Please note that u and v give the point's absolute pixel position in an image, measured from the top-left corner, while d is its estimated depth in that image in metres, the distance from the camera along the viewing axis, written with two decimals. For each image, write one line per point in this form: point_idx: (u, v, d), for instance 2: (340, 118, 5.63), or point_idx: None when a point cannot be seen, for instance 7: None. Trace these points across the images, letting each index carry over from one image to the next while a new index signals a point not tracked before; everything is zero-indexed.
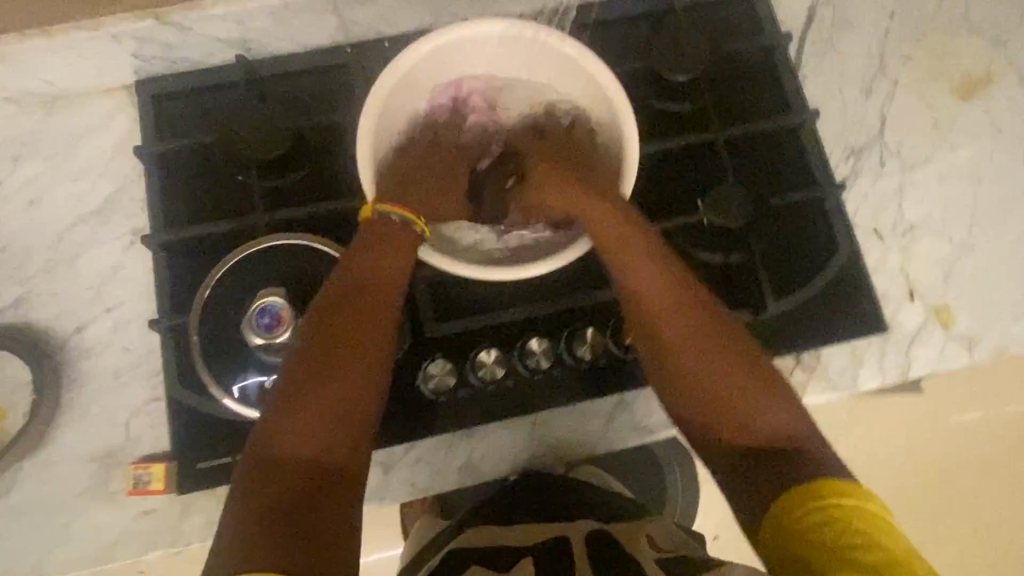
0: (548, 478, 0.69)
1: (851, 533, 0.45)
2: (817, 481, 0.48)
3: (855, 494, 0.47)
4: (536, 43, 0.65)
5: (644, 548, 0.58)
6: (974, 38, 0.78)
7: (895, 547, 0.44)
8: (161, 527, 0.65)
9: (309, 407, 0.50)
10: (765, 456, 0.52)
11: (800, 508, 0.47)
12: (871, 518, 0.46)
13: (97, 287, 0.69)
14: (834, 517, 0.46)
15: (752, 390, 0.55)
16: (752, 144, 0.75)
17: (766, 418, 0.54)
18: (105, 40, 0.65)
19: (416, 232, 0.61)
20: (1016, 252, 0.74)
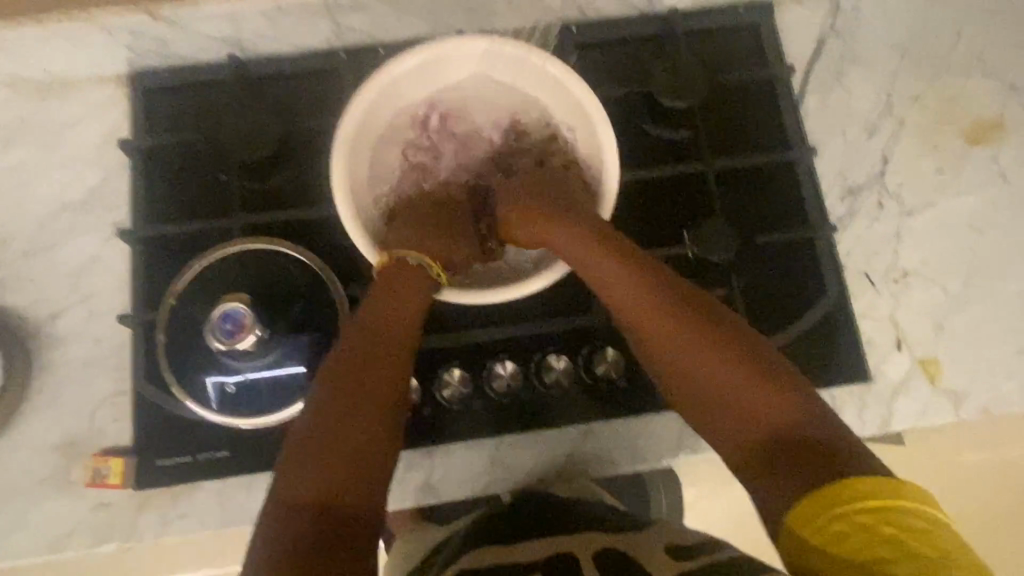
0: (542, 494, 0.65)
1: (878, 542, 0.41)
2: (838, 482, 0.43)
3: (883, 493, 0.41)
4: (520, 59, 0.63)
5: (657, 548, 0.52)
6: (987, 82, 0.75)
7: (928, 549, 0.40)
8: (115, 523, 0.64)
9: (322, 448, 0.48)
10: (788, 465, 0.45)
11: (821, 515, 0.42)
12: (901, 520, 0.41)
13: (75, 276, 0.69)
14: (858, 525, 0.41)
15: (743, 388, 0.49)
16: (742, 178, 0.74)
17: (777, 416, 0.47)
18: (98, 31, 0.65)
19: (434, 274, 0.60)
20: (1013, 307, 0.71)
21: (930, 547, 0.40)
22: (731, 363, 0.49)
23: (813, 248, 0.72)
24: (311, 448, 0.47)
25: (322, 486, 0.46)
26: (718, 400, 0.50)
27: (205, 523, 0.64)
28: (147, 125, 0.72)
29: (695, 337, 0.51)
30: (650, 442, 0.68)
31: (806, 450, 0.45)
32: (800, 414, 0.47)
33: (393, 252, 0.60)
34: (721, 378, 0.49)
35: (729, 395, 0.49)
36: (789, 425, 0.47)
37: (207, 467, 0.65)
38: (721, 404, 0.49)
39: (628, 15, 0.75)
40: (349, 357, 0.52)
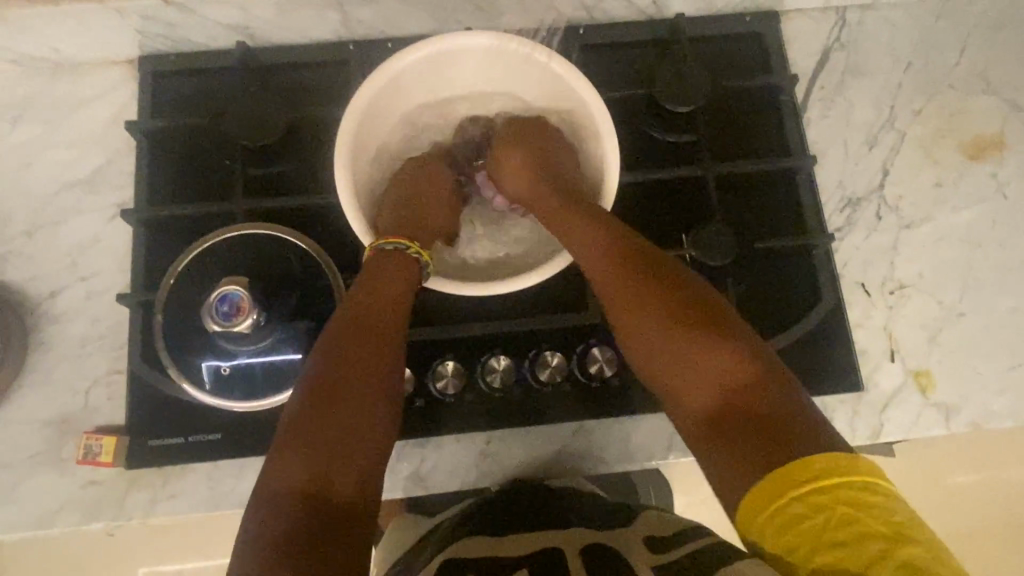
0: (530, 488, 0.65)
1: (835, 523, 0.40)
2: (788, 462, 0.43)
3: (830, 472, 0.41)
4: (525, 57, 0.63)
5: (640, 542, 0.53)
6: (989, 99, 0.76)
7: (883, 525, 0.39)
8: (105, 501, 0.64)
9: (308, 419, 0.48)
10: (758, 426, 0.46)
11: (773, 502, 0.42)
12: (853, 499, 0.40)
13: (76, 254, 0.70)
14: (813, 507, 0.41)
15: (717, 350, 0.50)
16: (742, 185, 0.74)
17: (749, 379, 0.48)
18: (109, 13, 0.66)
19: (416, 261, 0.61)
20: (1006, 323, 0.71)
21: (886, 524, 0.39)
22: (710, 338, 0.50)
23: (810, 256, 0.72)
24: (304, 417, 0.49)
25: (304, 456, 0.47)
26: (690, 361, 0.51)
27: (194, 505, 0.65)
28: (153, 109, 0.72)
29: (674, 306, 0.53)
30: (640, 442, 0.68)
31: (774, 411, 0.46)
32: (779, 386, 0.48)
33: (376, 242, 0.61)
34: (698, 354, 0.50)
35: (703, 357, 0.50)
36: (758, 400, 0.47)
37: (198, 450, 0.65)
38: (693, 365, 0.50)
39: (635, 19, 0.75)
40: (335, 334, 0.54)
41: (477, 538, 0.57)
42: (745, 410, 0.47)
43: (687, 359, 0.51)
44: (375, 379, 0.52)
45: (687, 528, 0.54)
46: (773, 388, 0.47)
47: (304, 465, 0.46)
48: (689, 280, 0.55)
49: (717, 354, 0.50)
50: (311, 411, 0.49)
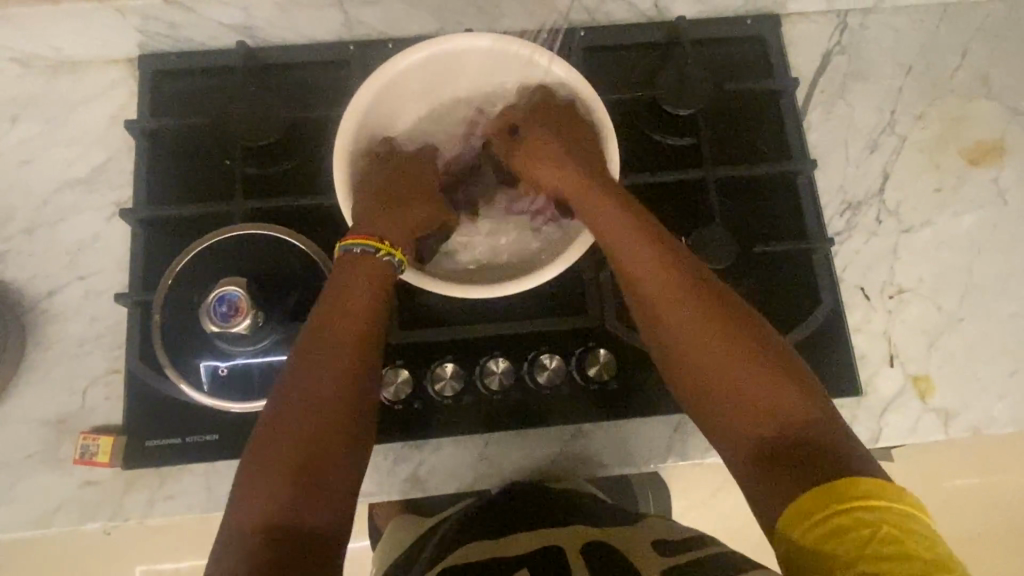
0: (530, 491, 0.65)
1: (880, 540, 0.40)
2: (838, 478, 0.43)
3: (881, 493, 0.42)
4: (524, 60, 0.63)
5: (645, 544, 0.53)
6: (990, 104, 0.76)
7: (928, 549, 0.40)
8: (102, 501, 0.64)
9: (282, 439, 0.48)
10: (789, 451, 0.46)
11: (822, 510, 0.42)
12: (901, 520, 0.41)
13: (75, 254, 0.70)
14: (862, 521, 0.41)
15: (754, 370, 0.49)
16: (742, 188, 0.74)
17: (781, 401, 0.48)
18: (110, 12, 0.66)
19: (388, 262, 0.58)
20: (1007, 328, 0.71)
21: (930, 549, 0.40)
22: (734, 353, 0.50)
23: (810, 260, 0.72)
24: (272, 445, 0.48)
25: (277, 480, 0.47)
26: (719, 378, 0.50)
27: (192, 505, 0.65)
28: (153, 108, 0.72)
29: (705, 319, 0.51)
30: (640, 447, 0.68)
31: (805, 438, 0.46)
32: (804, 411, 0.47)
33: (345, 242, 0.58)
34: (727, 373, 0.50)
35: (735, 375, 0.49)
36: (791, 425, 0.47)
37: (195, 450, 0.65)
38: (722, 382, 0.50)
39: (636, 21, 0.75)
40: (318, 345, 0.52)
41: (484, 539, 0.58)
42: (774, 435, 0.47)
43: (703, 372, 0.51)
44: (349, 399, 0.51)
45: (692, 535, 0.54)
46: (805, 413, 0.47)
47: (268, 498, 0.46)
48: (720, 291, 0.53)
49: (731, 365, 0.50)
50: (278, 439, 0.48)
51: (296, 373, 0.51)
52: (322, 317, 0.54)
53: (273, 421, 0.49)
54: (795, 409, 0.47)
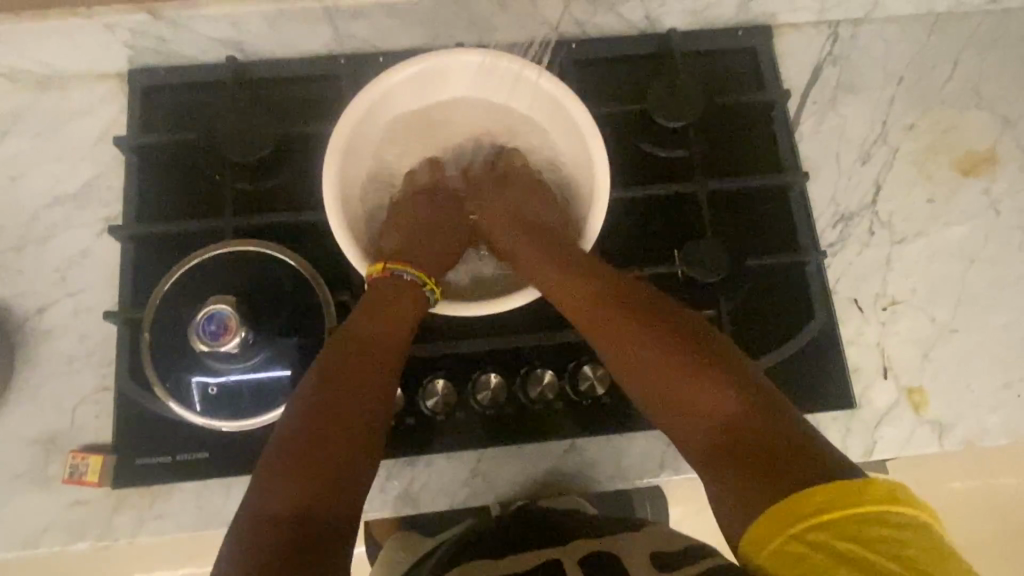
0: (530, 513, 0.64)
1: (835, 561, 0.39)
2: (785, 500, 0.42)
3: (831, 508, 0.41)
4: (514, 74, 0.63)
5: (641, 555, 0.53)
6: (982, 114, 0.76)
7: (888, 561, 0.39)
8: (91, 521, 0.64)
9: (303, 444, 0.48)
10: (751, 467, 0.45)
11: (774, 540, 0.42)
12: (857, 535, 0.40)
13: (64, 270, 0.69)
14: (813, 545, 0.40)
15: (710, 389, 0.49)
16: (734, 201, 0.74)
17: (739, 418, 0.48)
18: (99, 28, 0.65)
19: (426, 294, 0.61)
20: (999, 339, 0.71)
21: (890, 560, 0.39)
22: (690, 373, 0.50)
23: (803, 272, 0.71)
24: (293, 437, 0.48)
25: (296, 486, 0.46)
26: (679, 397, 0.50)
27: (182, 524, 0.64)
28: (142, 123, 0.72)
29: (662, 341, 0.52)
30: (633, 461, 0.68)
31: (764, 453, 0.45)
32: (766, 427, 0.47)
33: (388, 264, 0.60)
34: (687, 392, 0.50)
35: (692, 394, 0.49)
36: (752, 442, 0.46)
37: (186, 468, 0.64)
38: (682, 402, 0.50)
39: (628, 33, 0.75)
40: (342, 361, 0.53)
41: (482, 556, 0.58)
42: (737, 452, 0.47)
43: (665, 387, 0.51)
44: (374, 411, 0.51)
45: (693, 544, 0.53)
46: (763, 429, 0.47)
47: (287, 500, 0.45)
48: (677, 318, 0.54)
49: (689, 382, 0.50)
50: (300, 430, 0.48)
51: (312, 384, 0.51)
52: (346, 334, 0.55)
53: (290, 427, 0.49)
54: (751, 427, 0.47)
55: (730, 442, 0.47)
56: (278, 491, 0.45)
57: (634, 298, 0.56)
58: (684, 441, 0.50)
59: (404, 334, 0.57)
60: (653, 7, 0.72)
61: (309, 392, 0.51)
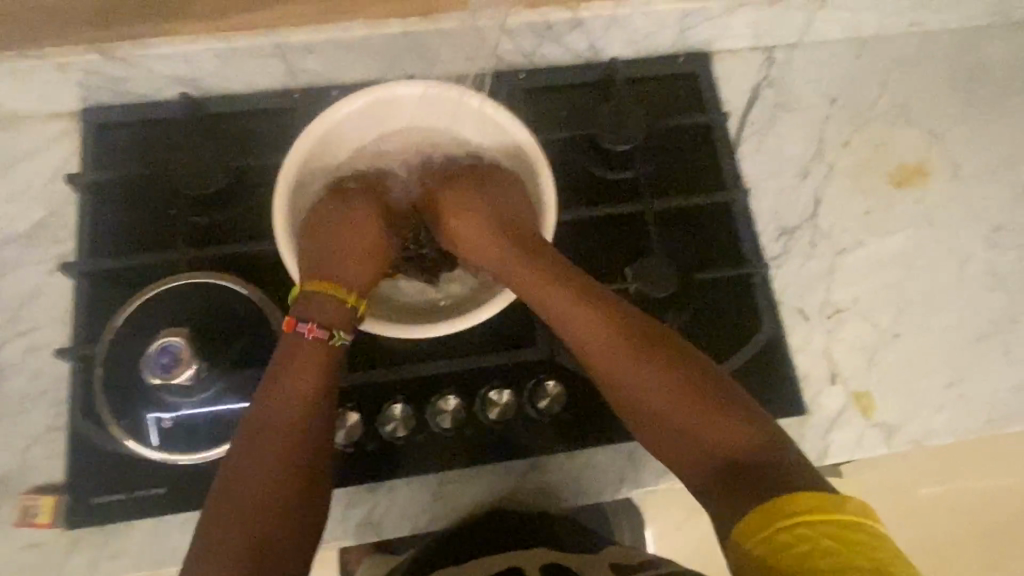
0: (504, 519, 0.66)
1: (817, 554, 0.40)
2: (779, 499, 0.44)
3: (816, 509, 0.42)
4: (459, 103, 0.65)
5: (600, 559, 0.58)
6: (911, 130, 0.81)
7: (866, 561, 0.39)
8: (44, 564, 0.62)
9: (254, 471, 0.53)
10: (727, 472, 0.49)
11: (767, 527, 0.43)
12: (844, 535, 0.41)
13: (15, 309, 0.69)
14: (797, 538, 0.42)
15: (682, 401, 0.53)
16: (680, 219, 0.76)
17: (704, 426, 0.51)
18: (52, 69, 0.67)
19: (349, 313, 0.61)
20: (938, 343, 0.74)
21: (869, 561, 0.40)
22: (670, 390, 0.53)
23: (749, 285, 0.74)
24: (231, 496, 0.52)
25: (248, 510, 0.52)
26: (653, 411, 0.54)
27: (137, 563, 0.63)
28: (96, 161, 0.72)
29: (633, 357, 0.55)
30: (594, 476, 0.69)
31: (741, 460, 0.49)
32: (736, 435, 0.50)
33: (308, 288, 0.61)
34: (664, 407, 0.53)
35: (662, 407, 0.53)
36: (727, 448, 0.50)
37: (141, 505, 0.63)
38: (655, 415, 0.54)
39: (574, 62, 0.78)
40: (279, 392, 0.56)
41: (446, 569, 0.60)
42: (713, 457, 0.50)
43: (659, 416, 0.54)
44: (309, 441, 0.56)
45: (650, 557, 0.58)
46: (728, 438, 0.50)
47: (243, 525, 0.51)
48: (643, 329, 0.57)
49: (669, 402, 0.53)
50: (243, 483, 0.53)
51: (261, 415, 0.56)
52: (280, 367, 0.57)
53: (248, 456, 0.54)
54: (717, 433, 0.51)
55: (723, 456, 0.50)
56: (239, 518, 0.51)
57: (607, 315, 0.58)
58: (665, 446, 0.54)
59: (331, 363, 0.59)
60: (596, 37, 0.75)
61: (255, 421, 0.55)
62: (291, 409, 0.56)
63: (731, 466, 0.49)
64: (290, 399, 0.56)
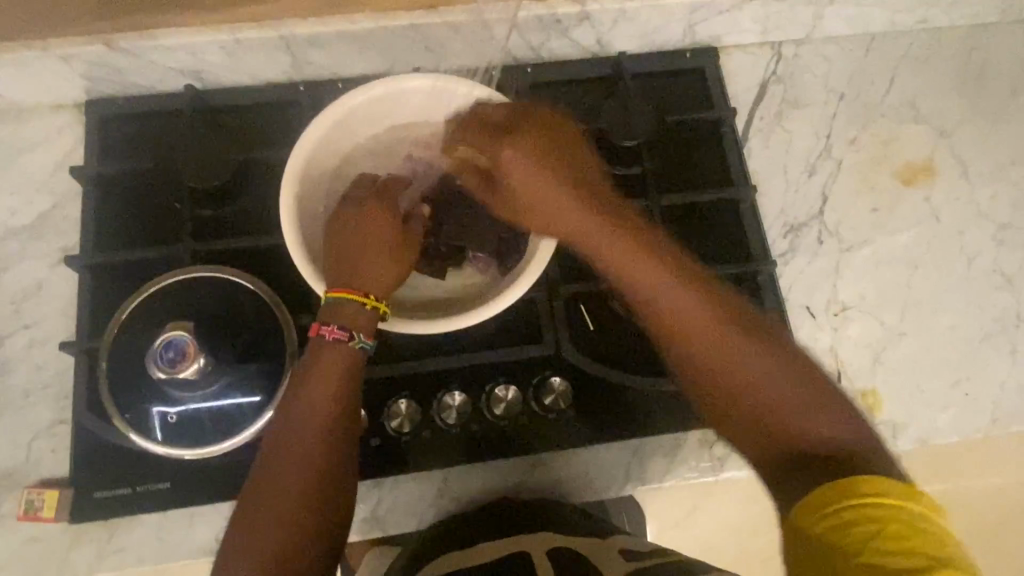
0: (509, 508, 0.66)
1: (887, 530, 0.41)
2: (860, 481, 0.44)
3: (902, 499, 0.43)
4: (466, 98, 0.65)
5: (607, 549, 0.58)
6: (919, 127, 0.80)
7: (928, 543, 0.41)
8: (48, 557, 0.62)
9: (277, 471, 0.54)
10: (837, 464, 0.47)
11: (832, 505, 0.43)
12: (907, 518, 0.41)
13: (18, 302, 0.69)
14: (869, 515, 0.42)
15: (799, 398, 0.51)
16: (687, 215, 0.76)
17: (813, 428, 0.50)
18: (55, 60, 0.66)
19: (373, 313, 0.59)
20: (945, 341, 0.74)
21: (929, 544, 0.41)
22: (787, 381, 0.52)
23: (756, 282, 0.74)
24: (253, 516, 0.52)
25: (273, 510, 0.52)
26: (758, 398, 0.52)
27: (141, 558, 0.63)
28: (99, 153, 0.72)
29: (732, 343, 0.54)
30: (599, 473, 0.69)
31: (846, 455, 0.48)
32: (851, 441, 0.49)
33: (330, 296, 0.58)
34: (770, 395, 0.52)
35: (769, 394, 0.52)
36: (831, 450, 0.48)
37: (145, 499, 0.63)
38: (759, 402, 0.52)
39: (580, 57, 0.77)
40: (302, 392, 0.56)
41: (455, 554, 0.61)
42: (814, 453, 0.49)
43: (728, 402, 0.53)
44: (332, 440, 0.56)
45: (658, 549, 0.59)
46: (838, 439, 0.49)
47: (267, 525, 0.51)
48: (745, 320, 0.56)
49: (774, 393, 0.52)
50: (271, 484, 0.53)
51: (283, 416, 0.56)
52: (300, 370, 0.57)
53: (271, 459, 0.54)
54: (826, 433, 0.49)
55: (832, 457, 0.48)
56: (267, 519, 0.51)
57: (708, 299, 0.56)
58: (763, 442, 0.51)
59: (356, 362, 0.58)
60: (604, 31, 0.74)
61: (278, 423, 0.56)
62: (310, 410, 0.56)
63: (840, 455, 0.48)
64: (312, 399, 0.56)
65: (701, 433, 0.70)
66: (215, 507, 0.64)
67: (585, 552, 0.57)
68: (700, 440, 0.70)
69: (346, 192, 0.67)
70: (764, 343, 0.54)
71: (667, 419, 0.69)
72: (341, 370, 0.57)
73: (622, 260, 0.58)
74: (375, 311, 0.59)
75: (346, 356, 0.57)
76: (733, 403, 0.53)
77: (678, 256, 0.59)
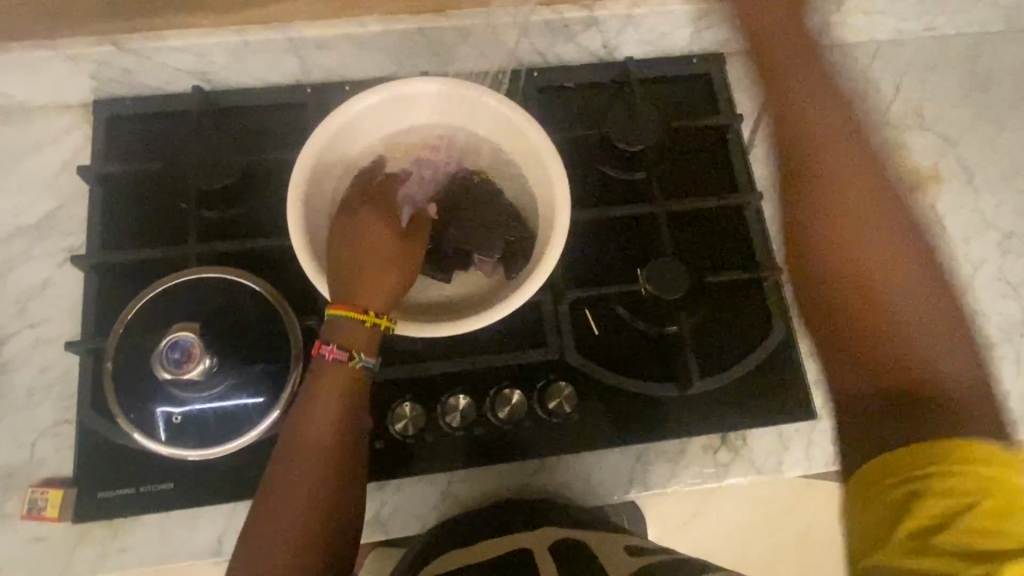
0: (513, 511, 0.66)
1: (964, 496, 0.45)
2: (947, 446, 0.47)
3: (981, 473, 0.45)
4: (475, 102, 0.65)
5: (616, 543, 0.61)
6: (924, 135, 0.80)
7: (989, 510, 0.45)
8: (52, 557, 0.62)
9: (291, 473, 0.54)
10: (923, 403, 0.50)
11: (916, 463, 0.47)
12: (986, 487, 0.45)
13: (24, 301, 0.69)
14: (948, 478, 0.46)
15: (932, 324, 0.53)
16: (693, 220, 0.76)
17: (944, 362, 0.51)
18: (63, 60, 0.66)
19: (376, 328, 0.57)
20: None
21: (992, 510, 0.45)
22: (935, 313, 0.53)
23: (761, 287, 0.73)
24: (259, 551, 0.50)
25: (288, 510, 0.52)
26: (882, 307, 0.54)
27: (145, 558, 0.63)
28: (106, 153, 0.72)
29: (895, 261, 0.55)
30: (603, 478, 0.69)
31: (951, 400, 0.50)
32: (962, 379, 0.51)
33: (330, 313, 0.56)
34: (902, 321, 0.53)
35: (892, 305, 0.54)
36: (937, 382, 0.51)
37: (149, 500, 0.63)
38: (879, 310, 0.54)
39: (587, 62, 0.78)
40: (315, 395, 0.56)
41: (459, 548, 0.63)
42: (912, 385, 0.51)
43: (850, 297, 0.55)
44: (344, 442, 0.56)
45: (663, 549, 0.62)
46: (960, 380, 0.51)
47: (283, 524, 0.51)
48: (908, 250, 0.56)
49: (898, 312, 0.54)
50: (285, 484, 0.53)
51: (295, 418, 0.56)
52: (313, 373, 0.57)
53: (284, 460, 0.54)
54: (955, 373, 0.51)
55: (928, 396, 0.50)
56: (282, 519, 0.52)
57: (880, 220, 0.58)
58: (864, 348, 0.54)
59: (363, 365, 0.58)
60: (610, 36, 0.75)
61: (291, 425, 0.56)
62: (323, 411, 0.56)
63: (943, 397, 0.50)
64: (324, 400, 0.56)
65: (704, 438, 0.70)
66: (219, 508, 0.64)
67: (592, 545, 0.60)
68: (704, 444, 0.70)
69: (343, 202, 0.65)
70: (921, 268, 0.56)
71: (670, 424, 0.69)
72: (342, 395, 0.56)
73: (807, 174, 0.62)
74: (376, 327, 0.57)
75: (345, 373, 0.56)
76: (850, 315, 0.55)
77: (872, 178, 0.61)
